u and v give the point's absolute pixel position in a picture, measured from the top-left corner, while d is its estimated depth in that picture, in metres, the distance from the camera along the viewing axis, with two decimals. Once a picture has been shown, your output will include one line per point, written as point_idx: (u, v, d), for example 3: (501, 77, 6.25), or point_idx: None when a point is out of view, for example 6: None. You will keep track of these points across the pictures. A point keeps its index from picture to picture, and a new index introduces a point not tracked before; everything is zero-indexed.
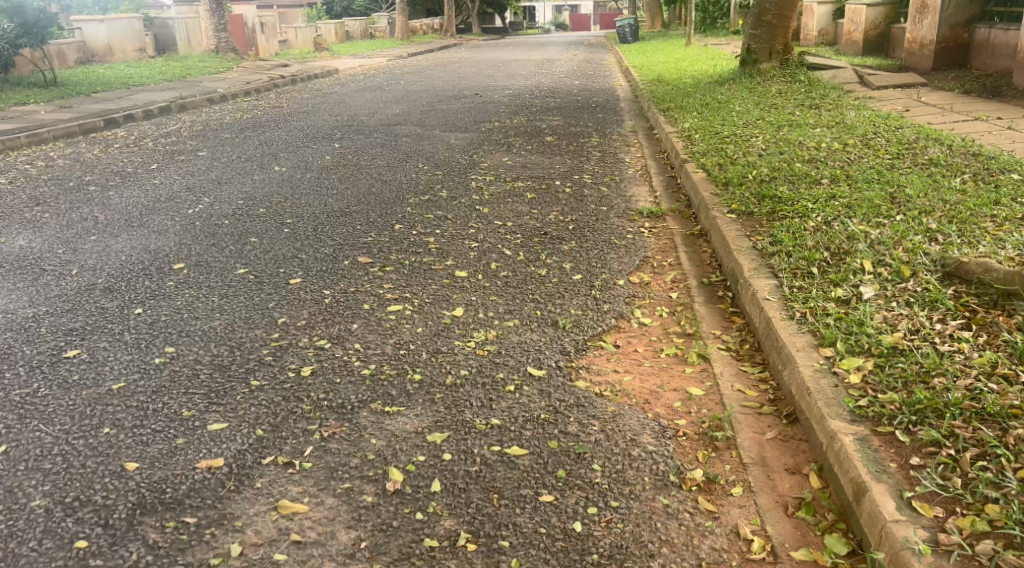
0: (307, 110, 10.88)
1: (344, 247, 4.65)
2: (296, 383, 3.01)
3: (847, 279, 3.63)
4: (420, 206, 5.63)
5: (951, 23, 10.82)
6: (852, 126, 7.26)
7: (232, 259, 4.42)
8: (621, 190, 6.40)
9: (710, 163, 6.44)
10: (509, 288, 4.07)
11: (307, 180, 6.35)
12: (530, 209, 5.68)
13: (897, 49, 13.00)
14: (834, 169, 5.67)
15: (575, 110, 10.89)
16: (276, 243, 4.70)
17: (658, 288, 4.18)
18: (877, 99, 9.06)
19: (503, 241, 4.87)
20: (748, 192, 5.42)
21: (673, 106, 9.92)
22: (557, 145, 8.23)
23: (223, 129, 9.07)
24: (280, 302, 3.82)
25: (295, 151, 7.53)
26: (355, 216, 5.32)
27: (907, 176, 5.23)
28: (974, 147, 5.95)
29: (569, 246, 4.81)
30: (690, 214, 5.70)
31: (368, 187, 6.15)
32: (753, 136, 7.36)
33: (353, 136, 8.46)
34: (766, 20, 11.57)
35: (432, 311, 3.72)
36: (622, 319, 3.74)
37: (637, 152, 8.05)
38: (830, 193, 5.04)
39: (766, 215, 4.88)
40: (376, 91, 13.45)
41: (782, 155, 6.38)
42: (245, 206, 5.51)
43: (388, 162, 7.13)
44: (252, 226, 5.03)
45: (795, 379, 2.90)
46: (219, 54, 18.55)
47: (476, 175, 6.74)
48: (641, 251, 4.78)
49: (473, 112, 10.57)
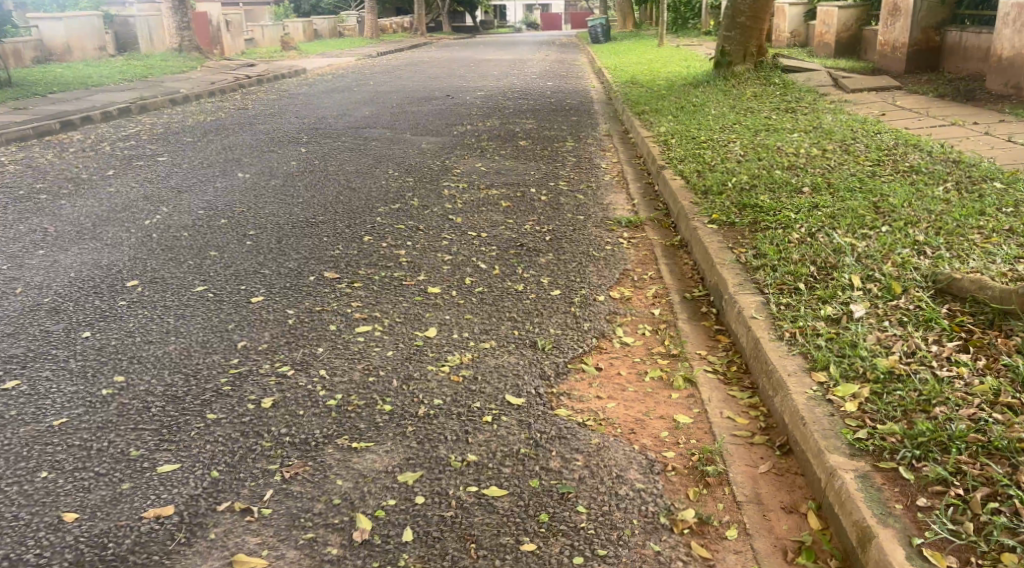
0: (273, 112, 10.60)
1: (310, 261, 4.43)
2: (256, 416, 2.79)
3: (836, 296, 3.49)
4: (391, 216, 5.42)
5: (923, 26, 10.83)
6: (830, 131, 7.18)
7: (190, 275, 4.18)
8: (598, 198, 6.24)
9: (688, 170, 6.31)
10: (484, 306, 3.88)
11: (272, 187, 6.10)
12: (504, 219, 5.50)
13: (869, 51, 13.04)
14: (815, 177, 5.57)
15: (549, 113, 10.73)
16: (237, 258, 4.46)
17: (640, 304, 4.02)
18: (852, 102, 9.02)
19: (477, 254, 4.68)
20: (729, 201, 5.29)
21: (648, 109, 9.81)
22: (532, 150, 8.05)
23: (185, 133, 8.76)
24: (241, 324, 3.59)
25: (260, 157, 7.26)
26: (321, 227, 5.10)
27: (889, 185, 5.13)
28: (954, 153, 5.88)
29: (546, 259, 4.64)
30: (668, 223, 5.55)
31: (336, 195, 5.92)
32: (730, 141, 7.25)
33: (321, 140, 8.21)
34: (739, 22, 11.50)
35: (404, 332, 3.52)
36: (603, 339, 3.57)
37: (613, 157, 7.90)
38: (811, 203, 4.93)
39: (748, 226, 4.75)
40: (344, 92, 13.14)
41: (761, 162, 6.26)
42: (206, 216, 5.25)
43: (357, 168, 6.90)
44: (212, 238, 4.78)
45: (788, 406, 2.74)
46: (183, 53, 18.08)
47: (448, 181, 6.54)
48: (620, 264, 4.62)
49: (445, 115, 10.36)
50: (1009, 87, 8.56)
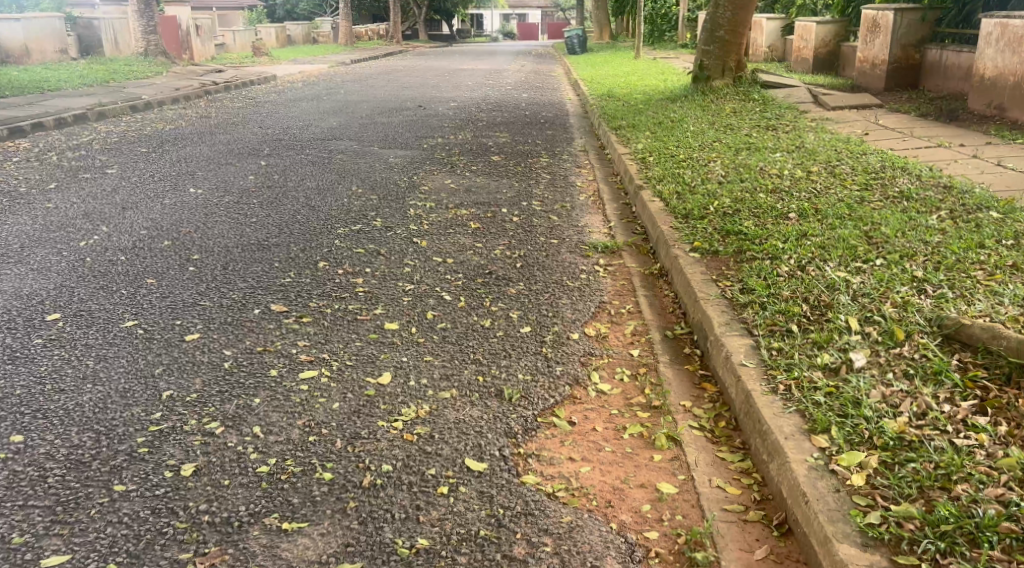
0: (237, 121, 10.15)
1: (257, 291, 4.02)
2: (171, 487, 2.38)
3: (833, 341, 3.18)
4: (350, 238, 5.03)
5: (903, 43, 10.69)
6: (813, 151, 6.93)
7: (120, 306, 3.74)
8: (572, 220, 5.90)
9: (667, 191, 5.99)
10: (446, 346, 3.50)
11: (225, 205, 5.66)
12: (473, 243, 5.13)
13: (847, 67, 12.92)
14: (801, 202, 5.29)
15: (524, 125, 10.41)
16: (177, 287, 4.02)
17: (617, 343, 3.67)
18: (834, 120, 8.80)
19: (442, 283, 4.31)
20: (711, 227, 4.98)
21: (626, 123, 9.53)
22: (504, 166, 7.72)
23: (139, 143, 8.28)
24: (170, 367, 3.16)
25: (217, 170, 6.82)
26: (274, 250, 4.69)
27: (879, 212, 4.86)
28: (944, 178, 5.64)
29: (517, 289, 4.28)
30: (647, 249, 5.23)
31: (293, 214, 5.51)
32: (710, 160, 6.95)
33: (284, 153, 7.79)
34: (718, 36, 11.28)
35: (354, 379, 3.14)
36: (576, 387, 3.21)
37: (589, 174, 7.59)
38: (798, 231, 4.64)
39: (733, 256, 4.44)
40: (313, 101, 12.70)
41: (743, 183, 5.97)
42: (148, 237, 4.81)
43: (319, 184, 6.49)
44: (151, 263, 4.34)
45: (788, 477, 2.41)
46: (149, 57, 17.50)
47: (415, 200, 6.17)
48: (596, 295, 4.28)
49: (415, 126, 10.00)
50: (991, 108, 8.38)
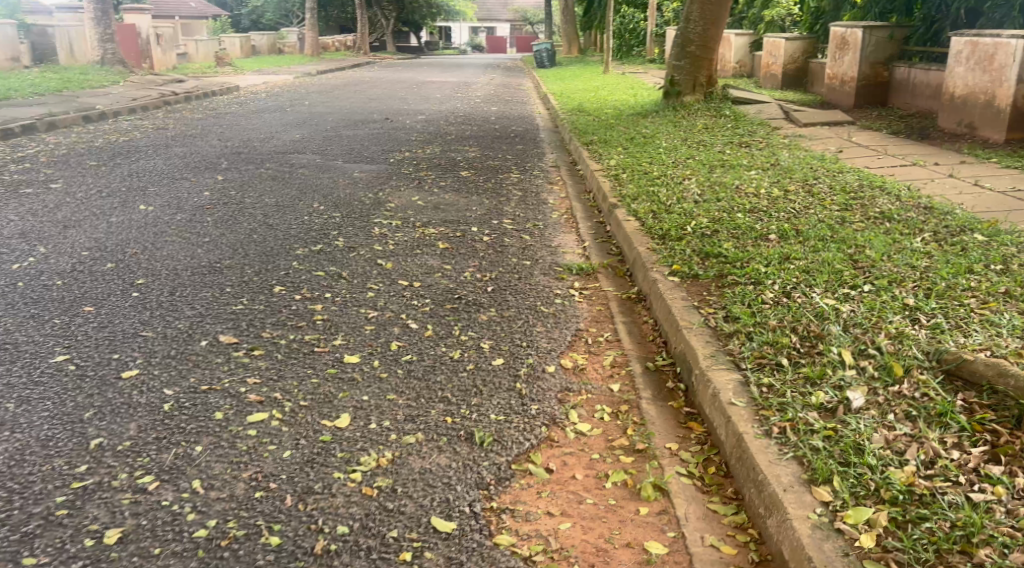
0: (195, 133, 9.77)
1: (205, 320, 3.70)
2: (90, 561, 2.11)
3: (827, 378, 2.96)
4: (309, 260, 4.73)
5: (872, 60, 10.68)
6: (789, 169, 6.81)
7: (49, 338, 3.40)
8: (545, 240, 5.66)
9: (643, 210, 5.79)
10: (411, 381, 3.22)
11: (175, 223, 5.32)
12: (441, 264, 4.87)
13: (816, 83, 12.93)
14: (781, 222, 5.12)
15: (493, 140, 10.19)
16: (116, 315, 3.69)
17: (596, 376, 3.42)
18: (808, 137, 8.73)
19: (408, 309, 4.05)
20: (690, 249, 4.77)
21: (597, 138, 9.36)
22: (474, 181, 7.47)
23: (89, 155, 7.88)
24: (102, 410, 2.84)
25: (170, 186, 6.47)
26: (226, 273, 4.38)
27: (862, 234, 4.70)
28: (924, 198, 5.52)
29: (488, 316, 4.03)
30: (623, 271, 5.01)
31: (249, 233, 5.19)
32: (685, 178, 6.79)
33: (242, 167, 7.46)
34: (689, 51, 11.17)
35: (309, 422, 2.85)
36: (553, 428, 2.94)
37: (561, 191, 7.38)
38: (780, 253, 4.46)
39: (714, 281, 4.23)
40: (277, 113, 12.34)
41: (721, 203, 5.80)
42: (89, 259, 4.46)
43: (278, 200, 6.17)
44: (90, 289, 4.00)
45: (790, 536, 2.18)
46: (105, 66, 16.97)
47: (380, 217, 5.89)
48: (571, 322, 4.03)
49: (382, 140, 9.72)
50: (962, 126, 8.35)
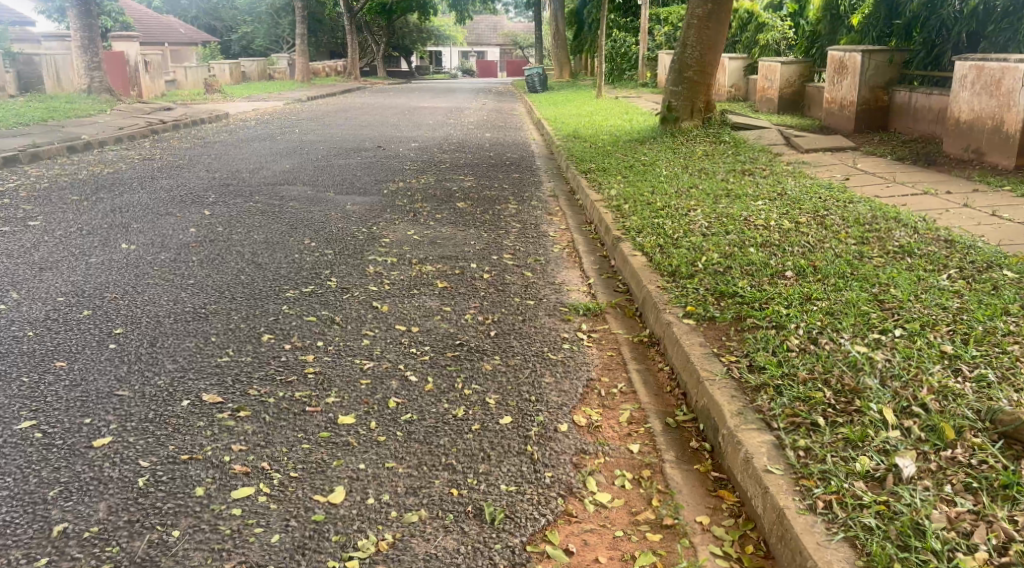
0: (182, 164, 9.51)
1: (187, 375, 3.40)
2: None
3: (870, 439, 2.70)
4: (300, 303, 4.45)
5: (872, 85, 10.56)
6: (797, 200, 6.60)
7: (14, 399, 3.08)
8: (547, 276, 5.40)
9: (649, 244, 5.54)
10: (412, 444, 2.94)
11: (158, 264, 5.03)
12: (440, 306, 4.59)
13: (813, 108, 12.81)
14: (796, 259, 4.90)
15: (489, 168, 9.97)
16: (91, 371, 3.36)
17: (612, 435, 3.15)
18: (811, 164, 8.55)
19: (408, 358, 3.77)
20: (704, 288, 4.53)
21: (595, 166, 9.15)
22: (471, 213, 7.23)
23: (71, 190, 7.58)
24: (69, 487, 2.54)
25: (154, 222, 6.18)
26: (211, 320, 4.09)
27: (884, 271, 4.47)
28: (943, 231, 5.31)
29: (492, 365, 3.75)
30: (632, 310, 4.74)
31: (237, 274, 4.92)
32: (690, 209, 6.56)
33: (231, 200, 7.19)
34: (686, 76, 11.01)
35: (300, 497, 2.57)
36: (571, 499, 2.67)
37: (561, 223, 7.15)
38: (799, 293, 4.24)
39: (733, 325, 3.98)
40: (267, 141, 12.09)
41: (730, 236, 5.56)
42: (64, 306, 4.14)
43: (267, 236, 5.91)
44: (64, 340, 3.68)
45: None
46: (92, 95, 16.73)
47: (375, 254, 5.64)
48: (581, 371, 3.76)
49: (374, 169, 9.48)
50: (968, 152, 8.18)
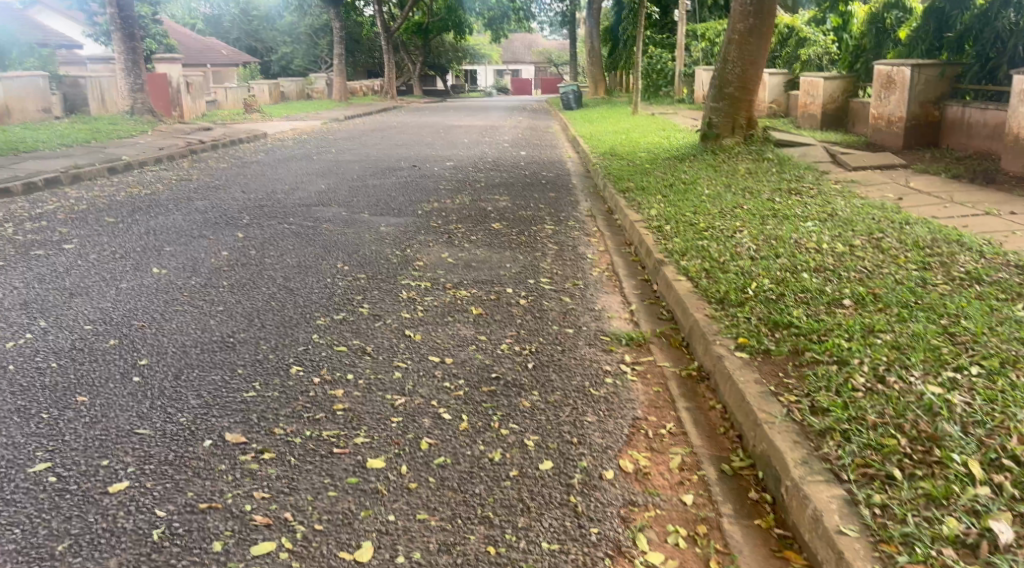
0: (218, 184, 9.48)
1: (211, 412, 3.22)
2: None
3: (956, 497, 2.43)
4: (331, 332, 4.27)
5: (922, 100, 10.19)
6: (849, 222, 6.30)
7: (31, 438, 2.91)
8: (587, 302, 5.16)
9: (694, 268, 5.27)
10: (445, 492, 2.72)
11: (188, 289, 4.90)
12: (475, 335, 4.37)
13: (858, 123, 12.42)
14: (854, 286, 4.62)
15: (525, 187, 9.78)
16: (113, 406, 3.19)
17: (663, 483, 2.91)
18: (861, 183, 8.21)
19: (441, 392, 3.56)
20: (756, 317, 4.26)
21: (633, 185, 8.90)
22: (506, 235, 7.03)
23: (107, 211, 7.55)
24: (80, 540, 2.37)
25: (187, 245, 6.08)
26: (240, 350, 3.93)
27: (952, 300, 4.18)
28: (1011, 255, 4.99)
29: (531, 401, 3.52)
30: (678, 339, 4.49)
31: (268, 300, 4.77)
32: (736, 230, 6.29)
33: (264, 222, 7.09)
34: (727, 92, 10.71)
35: (325, 555, 2.37)
36: (619, 560, 2.43)
37: (600, 244, 6.92)
38: (861, 324, 3.95)
39: (789, 360, 3.72)
40: (302, 161, 12.06)
41: (780, 261, 5.28)
42: (91, 335, 3.99)
43: (300, 260, 5.77)
44: (88, 371, 3.53)
45: None
46: (134, 116, 16.95)
47: (409, 278, 5.46)
48: (626, 409, 3.51)
49: (409, 189, 9.35)
50: None
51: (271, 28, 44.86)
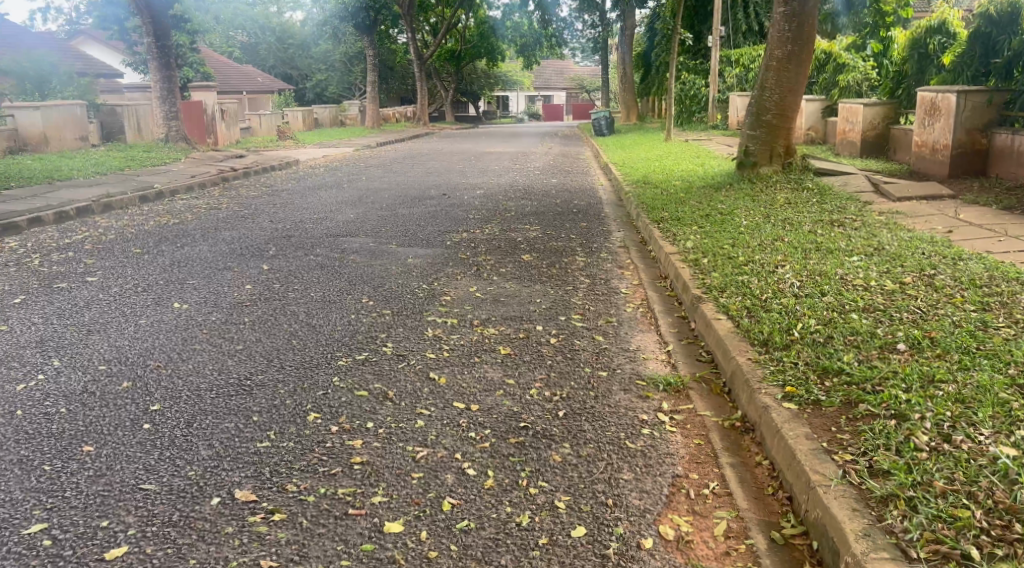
0: (247, 213, 9.44)
1: (221, 464, 3.04)
2: None
3: None
4: (352, 374, 4.07)
5: (968, 126, 9.83)
6: (898, 256, 5.99)
7: (30, 494, 2.76)
8: (621, 341, 4.91)
9: (735, 306, 5.01)
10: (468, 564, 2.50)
11: (208, 326, 4.77)
12: (503, 378, 4.14)
13: (901, 151, 12.05)
14: (908, 328, 4.32)
15: (555, 216, 9.58)
16: (119, 458, 3.03)
17: (707, 554, 2.66)
18: (906, 214, 7.88)
19: (466, 443, 3.34)
20: (803, 362, 3.99)
21: (667, 215, 8.65)
22: (536, 267, 6.82)
23: (134, 242, 7.52)
24: None
25: (210, 278, 5.98)
26: (257, 394, 3.76)
27: (1019, 347, 3.87)
28: None
29: (562, 454, 3.28)
30: (719, 384, 4.21)
31: (288, 338, 4.61)
32: (777, 264, 6.01)
33: (290, 253, 6.97)
34: (764, 120, 10.44)
35: None
36: None
37: (633, 277, 6.68)
38: (919, 372, 3.66)
39: (842, 412, 3.44)
40: (332, 189, 12.02)
41: (826, 299, 5.00)
42: (104, 377, 3.86)
43: (324, 295, 5.62)
44: (97, 418, 3.38)
45: None
46: (169, 143, 17.16)
47: (435, 314, 5.28)
48: (664, 465, 3.25)
49: (438, 218, 9.21)
50: None
51: (307, 57, 45.63)
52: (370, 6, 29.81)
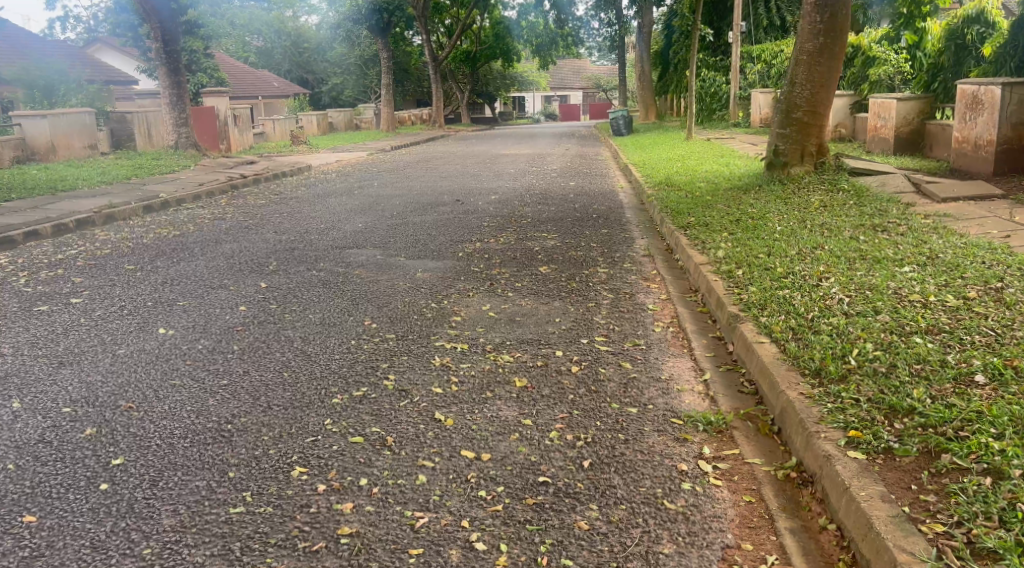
0: (251, 223, 9.00)
1: (184, 539, 2.57)
2: None
3: None
4: (347, 415, 3.57)
5: (1014, 121, 9.17)
6: (955, 266, 5.40)
7: None
8: (652, 369, 4.38)
9: (779, 327, 4.46)
10: None
11: (193, 356, 4.30)
12: (518, 418, 3.62)
13: (938, 147, 11.38)
14: (985, 355, 3.75)
15: (574, 222, 9.06)
16: (64, 532, 2.59)
17: None
18: (954, 217, 7.28)
19: (476, 505, 2.84)
20: (867, 399, 3.42)
21: (693, 220, 8.11)
22: (554, 281, 6.31)
23: (130, 257, 7.09)
24: None
25: (203, 298, 5.53)
26: (237, 442, 3.26)
27: None
28: None
29: (589, 520, 2.77)
30: (768, 423, 3.66)
31: (280, 369, 4.13)
32: (820, 276, 5.45)
33: (292, 269, 6.51)
34: (795, 117, 9.85)
35: None
36: None
37: (661, 291, 6.14)
38: (1010, 413, 3.09)
39: (923, 465, 2.88)
40: (342, 196, 11.59)
41: (882, 318, 4.43)
42: (66, 422, 3.41)
43: (324, 316, 5.13)
44: (47, 477, 2.93)
45: None
46: (179, 150, 16.83)
47: (444, 338, 4.77)
48: (711, 534, 2.73)
49: (450, 226, 8.74)
50: None
51: (322, 60, 45.44)
52: (383, 8, 29.41)
